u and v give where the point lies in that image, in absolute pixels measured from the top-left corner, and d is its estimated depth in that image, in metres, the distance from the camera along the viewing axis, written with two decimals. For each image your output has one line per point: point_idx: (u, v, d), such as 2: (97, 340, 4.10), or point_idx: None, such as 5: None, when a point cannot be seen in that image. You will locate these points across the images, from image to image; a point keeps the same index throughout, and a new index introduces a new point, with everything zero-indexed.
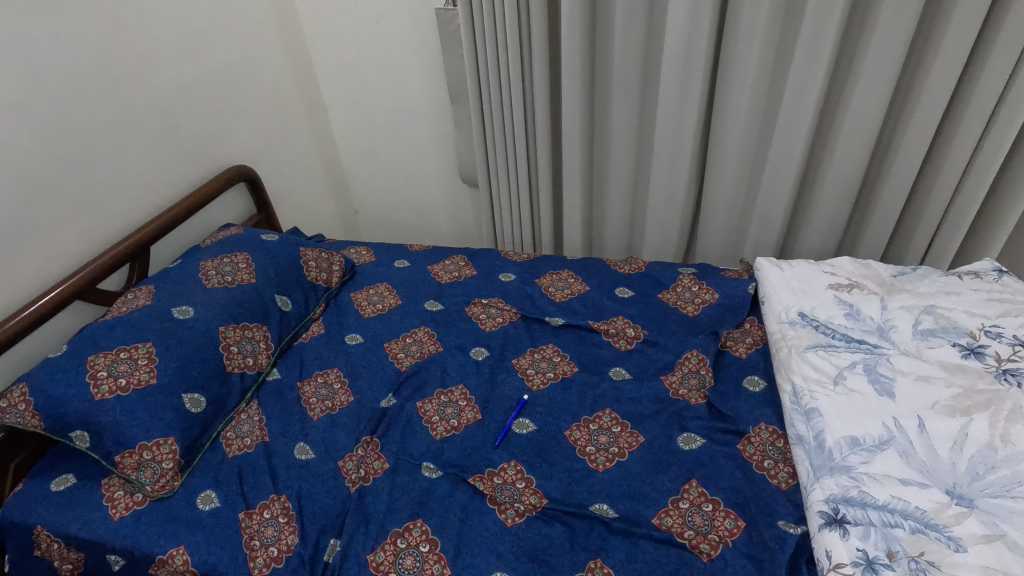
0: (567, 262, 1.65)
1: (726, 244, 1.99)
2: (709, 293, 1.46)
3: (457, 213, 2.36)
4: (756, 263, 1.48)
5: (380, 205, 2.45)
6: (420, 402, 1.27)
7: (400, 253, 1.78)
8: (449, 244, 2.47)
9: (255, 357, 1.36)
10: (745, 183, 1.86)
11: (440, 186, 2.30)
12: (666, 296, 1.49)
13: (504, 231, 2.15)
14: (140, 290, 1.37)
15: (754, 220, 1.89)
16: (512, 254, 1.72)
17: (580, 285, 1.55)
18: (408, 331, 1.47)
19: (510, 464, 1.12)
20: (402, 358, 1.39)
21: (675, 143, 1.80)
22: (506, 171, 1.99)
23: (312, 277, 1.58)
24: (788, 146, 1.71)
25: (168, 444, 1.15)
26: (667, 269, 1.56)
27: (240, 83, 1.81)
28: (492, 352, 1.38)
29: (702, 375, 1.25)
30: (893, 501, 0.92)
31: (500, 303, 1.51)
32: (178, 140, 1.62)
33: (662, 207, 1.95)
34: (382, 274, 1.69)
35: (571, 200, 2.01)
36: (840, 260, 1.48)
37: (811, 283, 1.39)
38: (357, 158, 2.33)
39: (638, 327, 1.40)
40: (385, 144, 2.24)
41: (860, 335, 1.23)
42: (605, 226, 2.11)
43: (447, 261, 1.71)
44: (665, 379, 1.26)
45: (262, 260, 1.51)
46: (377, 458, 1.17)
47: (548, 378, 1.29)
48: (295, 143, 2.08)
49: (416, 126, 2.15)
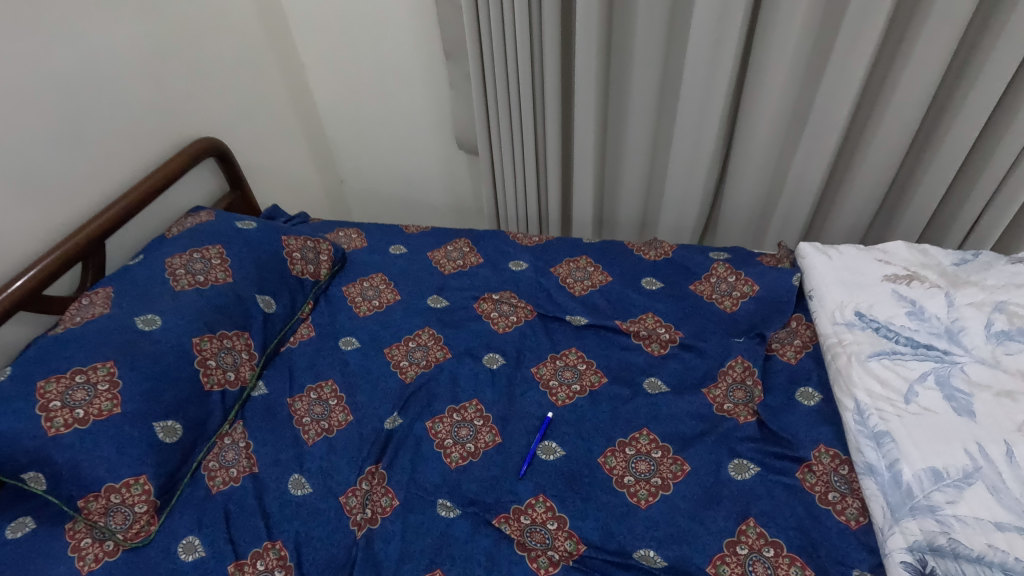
0: (584, 247, 1.48)
1: (752, 220, 1.84)
2: (748, 284, 1.30)
3: (453, 184, 2.15)
4: (798, 250, 1.34)
5: (368, 174, 2.22)
6: (430, 421, 1.12)
7: (395, 238, 1.59)
8: (445, 217, 2.28)
9: (237, 371, 1.19)
10: (777, 154, 1.69)
11: (434, 154, 2.08)
12: (699, 289, 1.33)
13: (507, 205, 1.96)
14: (96, 293, 1.20)
15: (784, 193, 1.73)
16: (521, 237, 1.54)
17: (601, 276, 1.39)
18: (411, 333, 1.30)
19: (539, 500, 0.98)
20: (406, 368, 1.23)
21: (701, 111, 1.61)
22: (509, 142, 1.78)
23: (297, 271, 1.38)
24: (831, 113, 1.52)
25: (140, 485, 0.99)
26: (697, 256, 1.40)
27: (202, 41, 1.55)
28: (508, 358, 1.22)
29: (749, 386, 1.11)
30: (990, 552, 0.80)
31: (512, 299, 1.34)
32: (128, 109, 1.37)
33: (682, 181, 1.78)
34: (378, 262, 1.50)
35: (581, 172, 1.82)
36: (893, 244, 1.33)
37: (864, 274, 1.24)
38: (339, 121, 2.08)
39: (672, 328, 1.24)
40: (372, 107, 2.00)
41: (927, 340, 1.09)
42: (618, 201, 1.93)
43: (450, 246, 1.53)
44: (708, 393, 1.11)
45: (238, 253, 1.31)
46: (385, 494, 1.02)
47: (573, 392, 1.14)
48: (270, 108, 1.83)
49: (406, 86, 1.91)
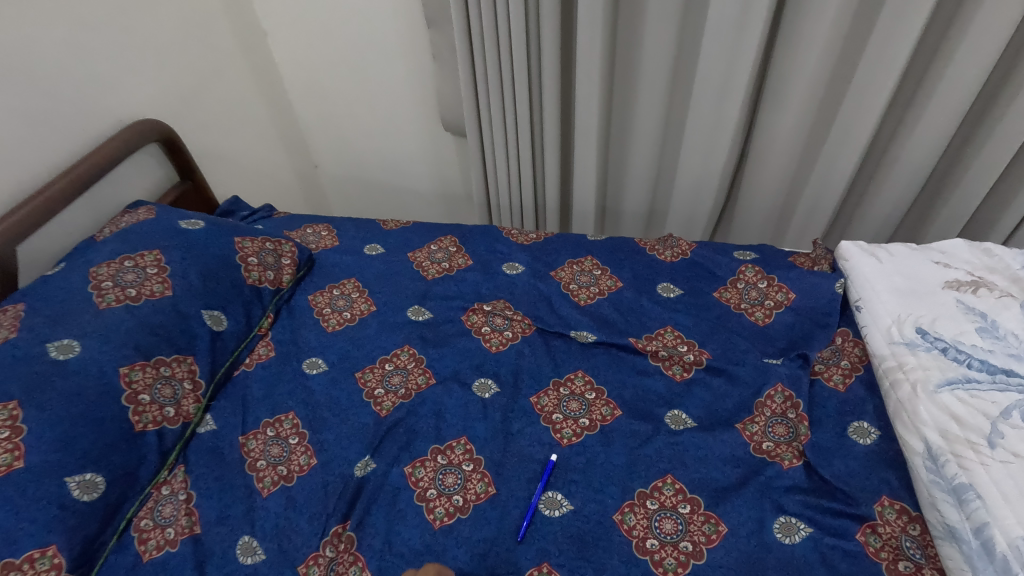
0: (589, 246, 1.28)
1: (774, 211, 1.64)
2: (783, 292, 1.11)
3: (440, 169, 1.94)
4: (839, 251, 1.15)
5: (345, 158, 1.99)
6: (409, 466, 0.93)
7: (371, 235, 1.38)
8: (431, 206, 2.06)
9: (177, 406, 0.99)
10: (806, 135, 1.48)
11: (418, 136, 1.86)
12: (724, 296, 1.15)
13: (500, 195, 1.75)
14: (4, 310, 0.96)
15: (813, 180, 1.53)
16: (516, 235, 1.34)
17: (610, 282, 1.20)
18: (388, 353, 1.11)
19: (542, 571, 0.80)
20: (381, 398, 1.03)
21: (723, 86, 1.40)
22: (502, 123, 1.56)
23: (253, 279, 1.17)
24: (876, 87, 1.31)
25: (48, 558, 0.78)
26: (720, 258, 1.20)
27: (140, 4, 1.32)
28: (502, 385, 1.03)
29: (791, 422, 0.93)
30: None
31: (506, 311, 1.15)
32: (47, 86, 1.15)
33: (697, 165, 1.58)
34: (350, 264, 1.30)
35: (582, 157, 1.61)
36: (949, 243, 1.13)
37: (921, 280, 1.05)
38: (310, 98, 1.84)
39: (696, 347, 1.06)
40: (346, 83, 1.77)
41: (1006, 363, 0.90)
42: (623, 188, 1.73)
43: (434, 246, 1.33)
44: (743, 430, 0.93)
45: (180, 259, 1.09)
46: (354, 562, 0.83)
47: (581, 428, 0.96)
48: (228, 84, 1.60)
49: (384, 58, 1.67)
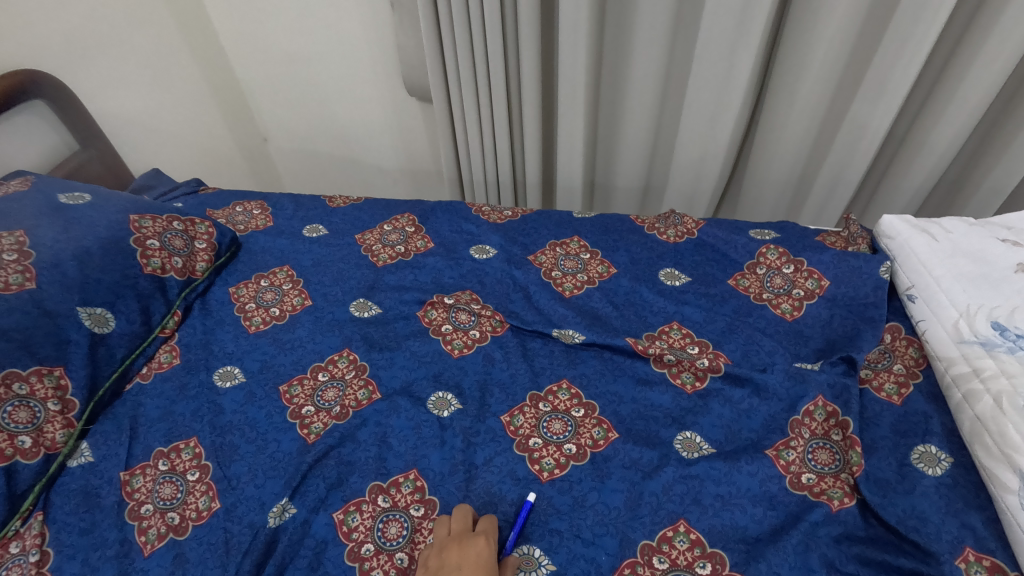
0: (576, 225, 1.06)
1: (788, 185, 1.43)
2: (813, 278, 0.90)
3: (405, 140, 1.69)
4: (883, 228, 0.93)
5: (296, 128, 1.74)
6: (340, 512, 0.71)
7: (313, 214, 1.15)
8: (397, 183, 1.82)
9: (37, 434, 0.74)
10: (829, 96, 1.25)
11: (378, 102, 1.61)
12: (742, 285, 0.93)
13: (473, 169, 1.51)
14: None
15: (834, 150, 1.32)
16: (488, 212, 1.11)
17: (601, 267, 0.98)
18: (323, 359, 0.88)
19: None
20: (309, 419, 0.81)
21: (735, 36, 1.17)
22: (472, 84, 1.32)
23: (155, 269, 0.93)
24: (913, 45, 1.07)
25: None
26: (735, 237, 0.99)
27: None
28: (467, 400, 0.81)
29: (836, 447, 0.72)
30: None
31: (473, 305, 0.93)
32: None
33: (700, 133, 1.35)
34: (283, 249, 1.06)
35: (566, 124, 1.37)
36: (1017, 218, 0.92)
37: (992, 262, 0.83)
38: (252, 57, 1.59)
39: (710, 348, 0.85)
40: (291, 38, 1.51)
41: None
42: (614, 160, 1.50)
43: (387, 226, 1.10)
44: (776, 457, 0.72)
45: (51, 241, 0.85)
46: None
47: (566, 456, 0.74)
48: (143, 35, 1.34)
49: (334, 8, 1.42)
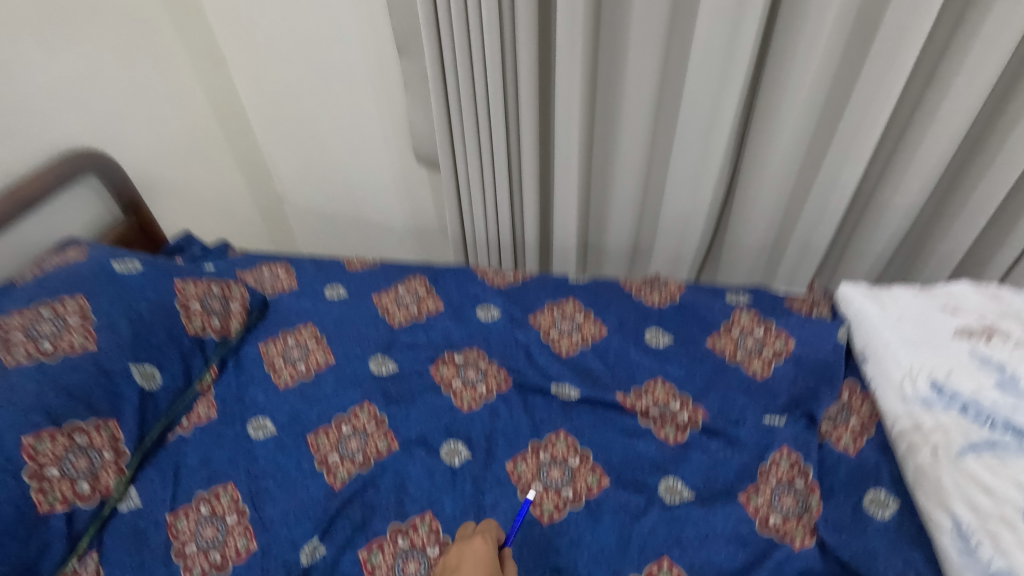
0: (571, 288, 1.18)
1: (763, 249, 1.57)
2: (781, 340, 1.02)
3: (413, 202, 1.83)
4: (840, 296, 1.06)
5: (312, 191, 1.88)
6: (365, 551, 0.81)
7: (333, 275, 1.26)
8: (404, 241, 1.95)
9: (93, 480, 0.84)
10: (796, 172, 1.42)
11: (389, 168, 1.76)
12: (718, 345, 1.05)
13: (476, 231, 1.64)
14: None
15: (803, 218, 1.47)
16: (493, 275, 1.22)
17: (594, 328, 1.10)
18: (346, 412, 0.98)
19: None
20: (335, 466, 0.91)
21: (711, 121, 1.34)
22: (477, 158, 1.47)
23: (196, 328, 1.04)
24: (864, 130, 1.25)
25: None
26: (714, 302, 1.11)
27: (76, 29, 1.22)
28: (475, 450, 0.92)
29: (799, 494, 0.83)
30: None
31: (480, 362, 1.04)
32: None
33: (683, 202, 1.51)
34: (307, 309, 1.17)
35: (563, 193, 1.52)
36: (957, 286, 1.04)
37: (932, 328, 0.95)
38: (274, 128, 1.74)
39: (690, 403, 0.96)
40: (312, 111, 1.67)
41: None
42: (606, 225, 1.65)
43: (402, 288, 1.21)
44: (747, 503, 0.82)
45: (109, 306, 0.96)
46: None
47: (564, 501, 0.84)
48: (180, 113, 1.49)
49: (353, 88, 1.59)
